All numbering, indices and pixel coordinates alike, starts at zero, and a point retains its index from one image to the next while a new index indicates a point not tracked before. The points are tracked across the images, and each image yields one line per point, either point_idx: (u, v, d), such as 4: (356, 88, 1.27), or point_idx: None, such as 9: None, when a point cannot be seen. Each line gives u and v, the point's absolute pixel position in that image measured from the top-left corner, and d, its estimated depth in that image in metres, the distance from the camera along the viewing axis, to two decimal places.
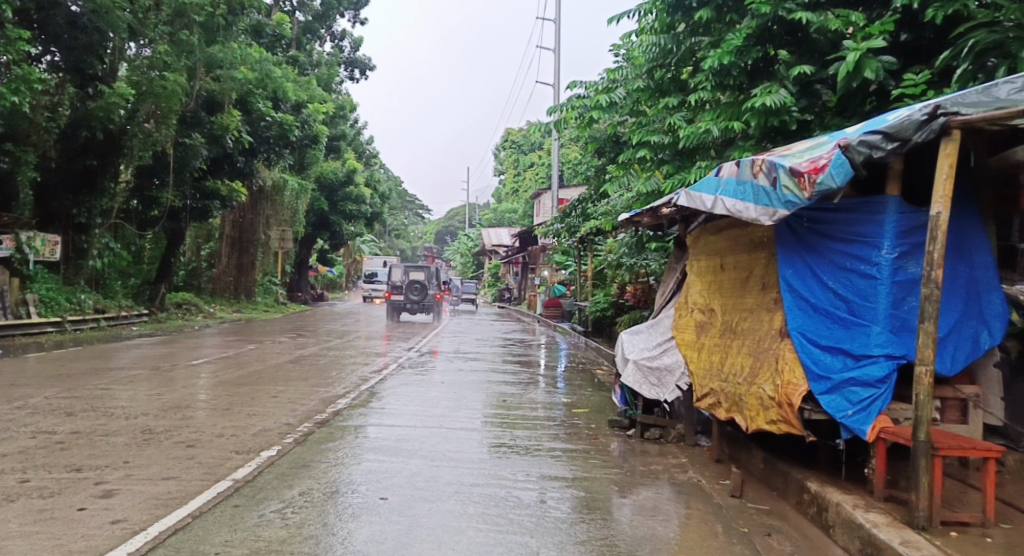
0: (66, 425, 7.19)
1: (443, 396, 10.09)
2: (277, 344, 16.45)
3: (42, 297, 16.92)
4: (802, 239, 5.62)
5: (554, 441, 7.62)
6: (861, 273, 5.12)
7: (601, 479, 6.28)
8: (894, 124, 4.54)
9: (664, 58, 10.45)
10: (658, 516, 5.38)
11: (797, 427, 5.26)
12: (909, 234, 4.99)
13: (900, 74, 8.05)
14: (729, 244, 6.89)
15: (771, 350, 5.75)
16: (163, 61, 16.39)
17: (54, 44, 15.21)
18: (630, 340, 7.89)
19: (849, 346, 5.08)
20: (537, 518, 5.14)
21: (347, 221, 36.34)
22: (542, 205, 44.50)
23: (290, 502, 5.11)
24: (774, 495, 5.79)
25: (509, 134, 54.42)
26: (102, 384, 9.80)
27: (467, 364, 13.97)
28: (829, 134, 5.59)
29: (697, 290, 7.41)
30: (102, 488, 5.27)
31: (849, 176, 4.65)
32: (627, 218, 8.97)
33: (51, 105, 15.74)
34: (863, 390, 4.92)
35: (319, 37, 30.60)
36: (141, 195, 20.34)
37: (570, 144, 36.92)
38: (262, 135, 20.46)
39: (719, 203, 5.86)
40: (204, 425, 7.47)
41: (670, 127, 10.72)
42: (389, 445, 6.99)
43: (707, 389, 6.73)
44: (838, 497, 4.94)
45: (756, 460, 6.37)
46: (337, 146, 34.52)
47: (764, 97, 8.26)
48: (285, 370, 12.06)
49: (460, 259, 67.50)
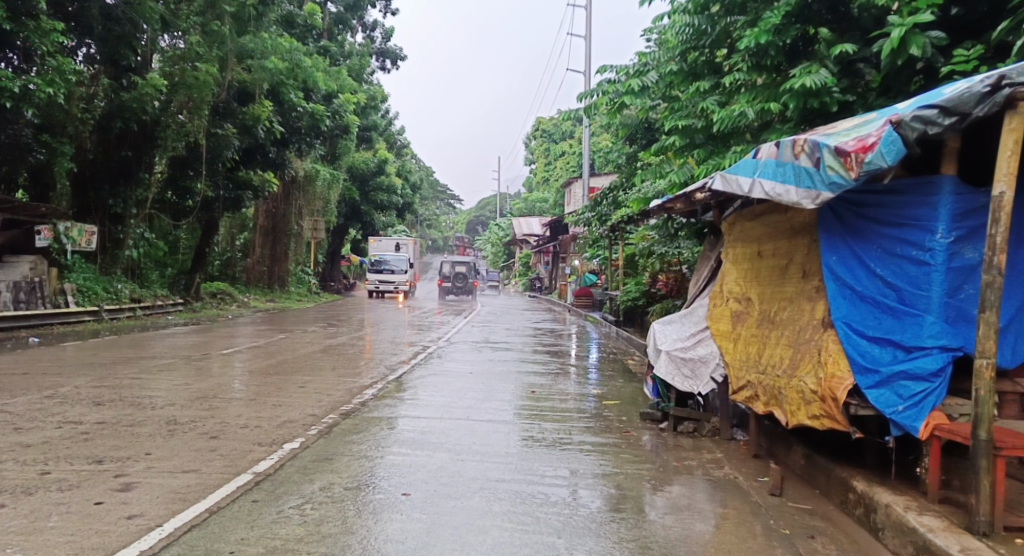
0: (93, 415, 7.12)
1: (471, 387, 9.89)
2: (308, 334, 16.41)
3: (79, 287, 17.06)
4: (846, 224, 5.30)
5: (584, 434, 7.38)
6: (912, 259, 4.80)
7: (633, 475, 6.02)
8: (951, 97, 4.21)
9: (698, 39, 10.12)
10: (694, 515, 5.13)
11: (843, 423, 4.96)
12: (966, 217, 4.65)
13: (949, 51, 7.66)
14: (766, 230, 6.57)
15: (813, 341, 5.45)
16: (196, 53, 16.42)
17: (88, 36, 15.24)
18: (661, 330, 7.59)
19: (900, 337, 4.78)
20: (565, 517, 4.91)
21: (378, 211, 36.31)
22: (573, 194, 44.21)
23: (310, 498, 4.94)
24: (817, 493, 5.50)
25: (540, 123, 54.08)
26: (132, 373, 9.79)
27: (497, 354, 13.80)
28: (876, 112, 5.26)
29: (732, 278, 7.10)
30: (122, 481, 5.13)
31: (901, 156, 4.34)
32: (659, 206, 8.69)
33: (87, 97, 15.81)
34: (915, 385, 4.63)
35: (349, 27, 30.51)
36: (174, 186, 20.39)
37: (601, 132, 36.47)
38: (293, 125, 20.39)
39: (756, 186, 5.54)
40: (230, 416, 7.35)
41: (703, 111, 10.38)
42: (416, 438, 6.80)
43: (743, 381, 6.45)
44: (887, 498, 4.65)
45: (796, 456, 6.08)
46: (368, 136, 34.47)
47: (804, 77, 7.90)
48: (313, 360, 11.93)
49: (491, 249, 67.22)
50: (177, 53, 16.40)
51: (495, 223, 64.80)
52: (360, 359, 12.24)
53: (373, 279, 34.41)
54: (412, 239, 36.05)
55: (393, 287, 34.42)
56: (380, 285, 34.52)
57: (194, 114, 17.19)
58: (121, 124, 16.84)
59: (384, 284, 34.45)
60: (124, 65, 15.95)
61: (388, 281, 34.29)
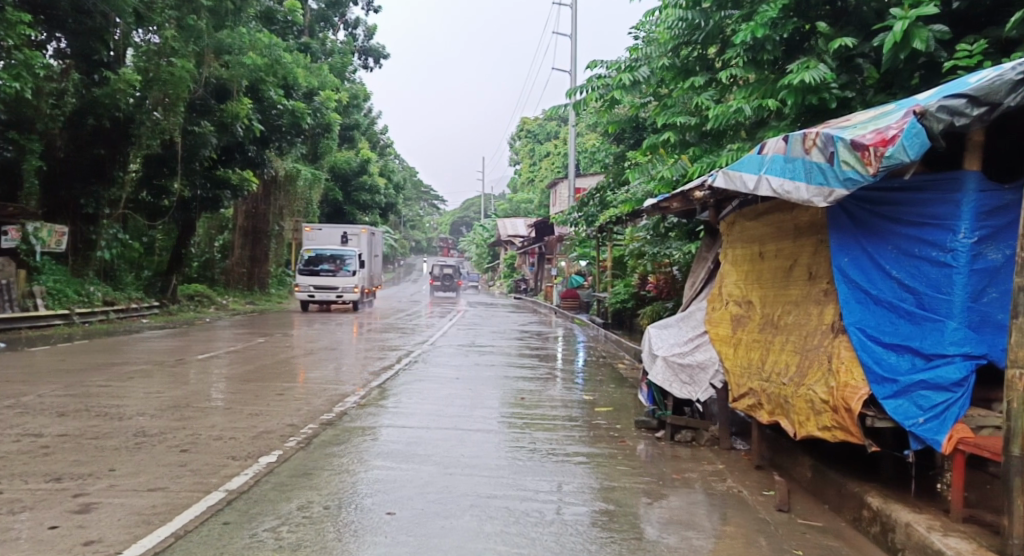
0: (55, 427, 6.69)
1: (458, 393, 9.54)
2: (289, 337, 15.93)
3: (49, 290, 16.52)
4: (861, 223, 5.01)
5: (577, 444, 7.05)
6: (932, 260, 4.51)
7: (630, 488, 5.70)
8: (979, 86, 4.00)
9: (691, 34, 9.79)
10: (698, 533, 4.81)
11: (857, 435, 4.65)
12: (991, 215, 4.36)
13: (953, 45, 7.36)
14: (769, 230, 6.26)
15: (822, 347, 5.14)
16: (171, 47, 15.89)
17: (59, 30, 15.05)
18: (658, 334, 7.28)
19: (919, 344, 4.49)
20: (562, 538, 4.57)
21: (361, 211, 35.76)
22: (558, 195, 43.97)
23: (287, 519, 4.56)
24: (827, 509, 5.20)
25: (525, 124, 53.72)
26: (103, 380, 9.36)
27: (483, 357, 13.46)
28: (893, 104, 4.98)
29: (732, 280, 6.79)
30: (81, 502, 4.73)
31: (924, 150, 4.05)
32: (653, 205, 8.38)
33: (58, 93, 15.30)
34: (936, 395, 4.32)
35: (332, 24, 30.05)
36: (149, 185, 19.78)
37: (586, 133, 36.16)
38: (274, 123, 19.97)
39: (764, 183, 5.22)
40: (204, 427, 6.96)
41: (697, 107, 10.07)
42: (400, 450, 6.43)
43: (745, 389, 6.14)
44: (907, 516, 4.35)
45: (804, 468, 5.78)
46: (351, 135, 33.98)
47: (802, 73, 7.60)
48: (294, 365, 11.52)
49: (475, 250, 66.58)
50: (150, 49, 15.96)
51: (479, 225, 64.36)
52: (342, 364, 11.85)
53: (305, 282, 24.26)
54: (364, 225, 26.04)
55: (335, 295, 24.22)
56: (316, 292, 24.35)
57: (170, 111, 16.65)
58: (92, 117, 16.26)
59: (321, 291, 24.21)
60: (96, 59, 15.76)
61: (327, 287, 24.14)
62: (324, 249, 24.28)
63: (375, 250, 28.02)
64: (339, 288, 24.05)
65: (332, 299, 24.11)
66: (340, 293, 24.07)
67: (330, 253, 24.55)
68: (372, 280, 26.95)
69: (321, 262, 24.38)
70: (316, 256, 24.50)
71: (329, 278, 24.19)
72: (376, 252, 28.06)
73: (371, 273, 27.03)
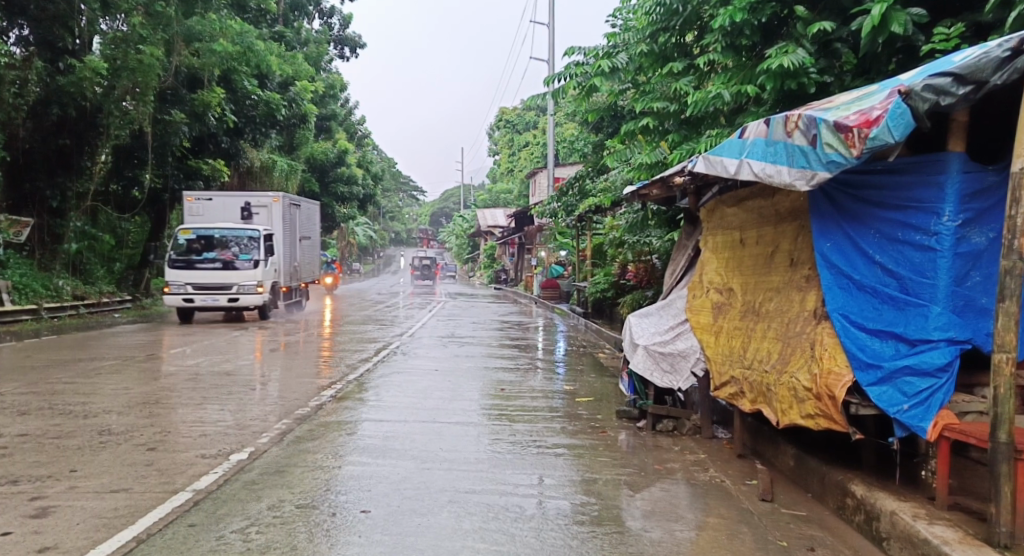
0: (16, 427, 6.46)
1: (437, 385, 9.39)
2: (265, 330, 15.68)
3: (16, 285, 16.12)
4: (843, 208, 4.92)
5: (557, 435, 6.94)
6: (915, 244, 4.42)
7: (612, 480, 5.59)
8: (965, 65, 3.89)
9: (669, 20, 9.63)
10: (679, 524, 4.71)
11: (841, 423, 4.57)
12: (974, 198, 4.27)
13: (931, 28, 7.26)
14: (748, 216, 6.17)
15: (805, 334, 5.06)
16: (139, 35, 15.52)
17: (21, 17, 14.85)
18: (638, 323, 7.17)
19: (903, 330, 4.39)
20: (541, 533, 4.45)
21: (338, 203, 35.36)
22: (537, 184, 43.77)
23: (256, 520, 4.39)
24: (810, 498, 5.12)
25: (503, 113, 53.30)
26: (69, 377, 9.09)
27: (463, 349, 13.33)
28: (876, 85, 4.87)
29: (713, 267, 6.68)
30: (37, 506, 4.54)
31: (909, 130, 3.95)
32: (633, 193, 8.26)
33: (19, 82, 14.87)
34: (920, 381, 4.22)
35: (306, 13, 29.58)
36: (119, 176, 19.33)
37: (564, 123, 36.03)
38: (247, 113, 19.89)
39: (744, 167, 5.11)
40: (173, 424, 6.76)
41: (675, 94, 9.95)
42: (377, 445, 6.29)
43: (727, 377, 6.05)
44: (891, 504, 4.28)
45: (786, 457, 5.70)
46: (327, 126, 33.57)
47: (781, 57, 7.49)
48: (268, 360, 11.25)
49: (456, 241, 66.24)
50: (118, 35, 15.50)
51: (459, 215, 63.94)
52: (318, 358, 11.65)
53: (178, 280, 16.19)
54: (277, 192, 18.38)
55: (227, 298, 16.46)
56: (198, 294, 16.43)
57: (139, 100, 16.27)
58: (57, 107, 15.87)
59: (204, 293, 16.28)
60: (62, 47, 15.62)
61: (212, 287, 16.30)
62: (212, 230, 16.45)
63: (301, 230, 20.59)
64: (236, 285, 16.38)
65: (223, 304, 16.32)
66: (235, 294, 16.37)
67: (221, 234, 16.67)
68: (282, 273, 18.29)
69: (210, 248, 16.51)
70: (198, 239, 16.52)
71: (215, 272, 16.31)
72: (302, 234, 20.72)
73: (294, 261, 19.71)
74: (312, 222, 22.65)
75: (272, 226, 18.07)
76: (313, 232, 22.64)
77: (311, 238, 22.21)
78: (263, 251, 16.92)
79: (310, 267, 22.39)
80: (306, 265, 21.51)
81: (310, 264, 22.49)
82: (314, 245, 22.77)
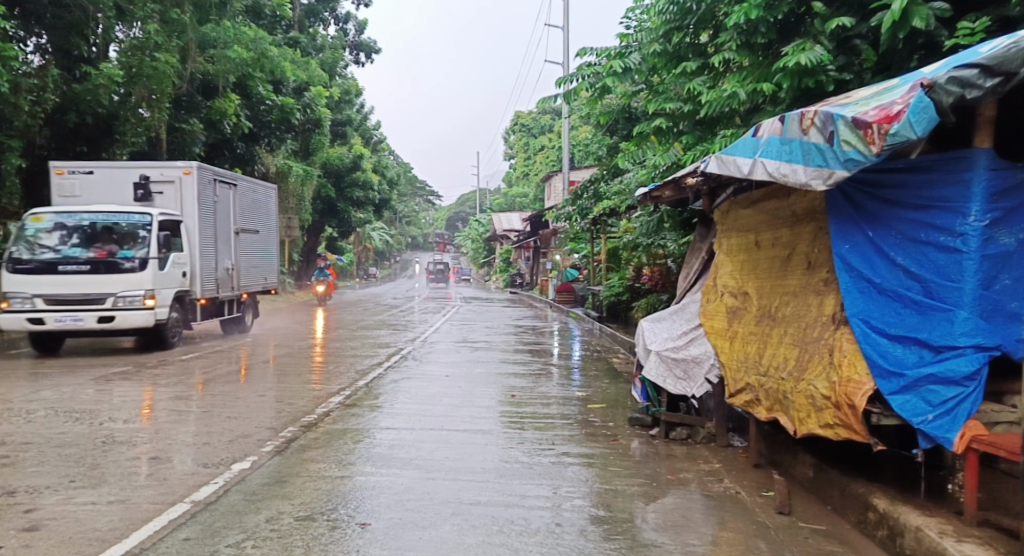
0: (20, 435, 6.38)
1: (448, 391, 9.23)
2: (278, 336, 15.62)
3: None
4: (862, 208, 4.72)
5: (568, 443, 6.76)
6: (940, 246, 4.21)
7: (623, 491, 5.39)
8: (991, 56, 3.69)
9: (682, 19, 9.45)
10: (692, 537, 4.53)
11: (862, 434, 4.36)
12: (1002, 196, 4.06)
13: (954, 22, 7.01)
14: (764, 217, 5.98)
15: (823, 340, 4.86)
16: (155, 42, 15.49)
17: (37, 25, 14.93)
18: (650, 328, 6.98)
19: (927, 335, 4.18)
20: (548, 549, 4.26)
21: (354, 208, 35.37)
22: (553, 188, 43.59)
23: (253, 534, 4.26)
24: (830, 511, 4.92)
25: (519, 117, 53.16)
26: (79, 383, 9.04)
27: (476, 354, 13.19)
28: (897, 79, 4.67)
29: (727, 271, 6.49)
30: (31, 518, 4.42)
31: (932, 126, 3.76)
32: (645, 194, 8.08)
33: (36, 89, 14.73)
34: (946, 390, 4.02)
35: (321, 19, 29.64)
36: None
37: (578, 126, 35.92)
38: (262, 119, 19.83)
39: (758, 166, 4.93)
40: (177, 431, 6.65)
41: (689, 94, 9.75)
42: (384, 454, 6.14)
43: (742, 384, 5.85)
44: (917, 520, 4.06)
45: (804, 467, 5.50)
46: (343, 131, 33.62)
47: (797, 55, 7.28)
48: (280, 366, 11.14)
49: (472, 245, 66.29)
50: (135, 42, 15.49)
51: (475, 220, 63.84)
52: (329, 363, 11.54)
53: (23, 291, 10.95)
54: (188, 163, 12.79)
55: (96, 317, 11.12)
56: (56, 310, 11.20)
57: (155, 106, 16.27)
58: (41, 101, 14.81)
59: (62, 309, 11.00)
60: (76, 54, 15.47)
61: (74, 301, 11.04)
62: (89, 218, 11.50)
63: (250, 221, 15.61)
64: (110, 298, 11.16)
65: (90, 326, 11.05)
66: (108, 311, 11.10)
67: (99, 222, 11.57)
68: (198, 284, 12.92)
69: (84, 242, 11.35)
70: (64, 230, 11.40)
71: (83, 278, 11.12)
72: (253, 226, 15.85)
73: (222, 262, 14.18)
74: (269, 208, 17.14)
75: (180, 211, 12.69)
76: (264, 222, 16.73)
77: (259, 232, 16.16)
78: (158, 246, 11.71)
79: (268, 268, 17.09)
80: (250, 269, 15.68)
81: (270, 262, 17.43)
82: (252, 239, 15.67)
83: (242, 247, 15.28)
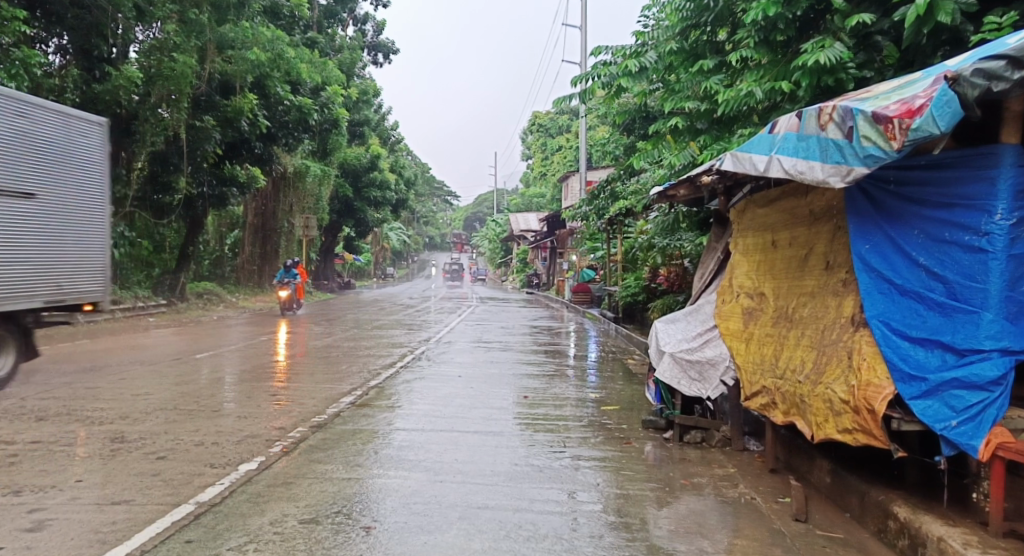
0: (29, 434, 6.34)
1: (461, 392, 9.15)
2: (293, 335, 15.61)
3: None
4: (881, 206, 4.58)
5: (580, 445, 6.65)
6: (964, 245, 4.05)
7: (636, 496, 5.27)
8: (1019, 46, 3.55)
9: (700, 16, 9.31)
10: (704, 543, 4.41)
11: (881, 439, 4.22)
12: None
13: (980, 17, 6.82)
14: (781, 216, 5.84)
15: (841, 342, 4.72)
16: (173, 42, 15.63)
17: (59, 25, 14.82)
18: (665, 329, 6.85)
19: (950, 338, 4.03)
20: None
21: (371, 208, 35.43)
22: (570, 188, 43.42)
23: (257, 536, 4.20)
24: (849, 518, 4.78)
25: (537, 118, 53.00)
26: (90, 381, 9.01)
27: (491, 354, 13.12)
28: (919, 73, 4.52)
29: (743, 271, 6.34)
30: (33, 519, 4.37)
31: (956, 120, 3.61)
32: (660, 194, 7.96)
33: (57, 89, 15.01)
34: (971, 395, 3.87)
35: (340, 20, 29.74)
36: (154, 183, 19.42)
37: (595, 126, 35.83)
38: (280, 119, 19.78)
39: (774, 163, 4.80)
40: (186, 431, 6.59)
41: (706, 92, 9.60)
42: (394, 456, 6.05)
43: (758, 386, 5.72)
44: (939, 529, 3.92)
45: (822, 472, 5.35)
46: (361, 132, 33.65)
47: (817, 52, 7.13)
48: (294, 365, 11.11)
49: (489, 245, 66.21)
50: (154, 43, 15.62)
51: (492, 220, 63.83)
52: (343, 363, 11.49)
53: None
54: None
55: None
56: None
57: (174, 106, 16.33)
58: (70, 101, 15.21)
59: None
60: (96, 55, 15.46)
61: None
62: None
63: (34, 175, 8.71)
64: None
65: None
66: None
67: None
68: None
69: None
70: None
71: None
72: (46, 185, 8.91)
73: None
74: (85, 160, 9.61)
75: None
76: (73, 181, 9.35)
77: (41, 196, 8.77)
78: None
79: (53, 264, 9.08)
80: (41, 261, 8.85)
81: (82, 256, 9.64)
82: (14, 209, 8.40)
83: (33, 224, 8.70)
